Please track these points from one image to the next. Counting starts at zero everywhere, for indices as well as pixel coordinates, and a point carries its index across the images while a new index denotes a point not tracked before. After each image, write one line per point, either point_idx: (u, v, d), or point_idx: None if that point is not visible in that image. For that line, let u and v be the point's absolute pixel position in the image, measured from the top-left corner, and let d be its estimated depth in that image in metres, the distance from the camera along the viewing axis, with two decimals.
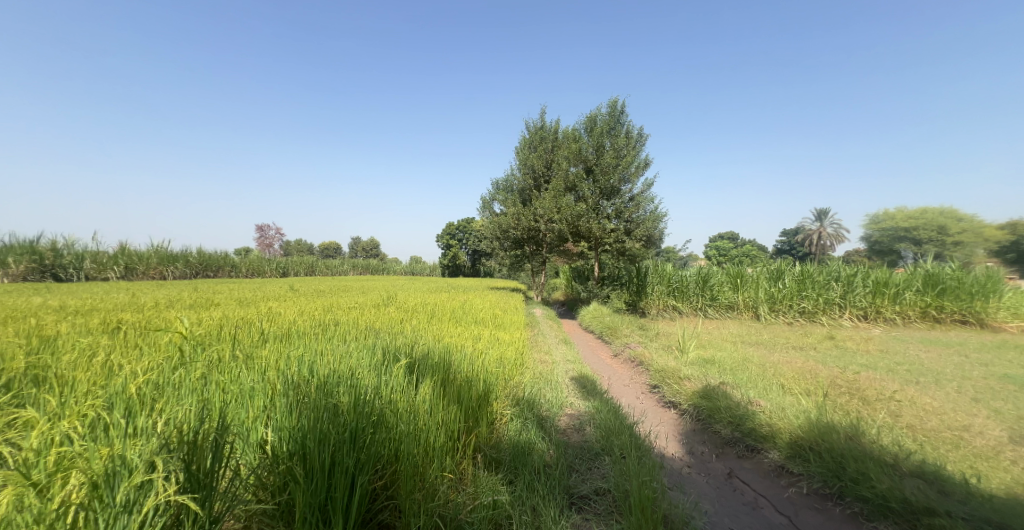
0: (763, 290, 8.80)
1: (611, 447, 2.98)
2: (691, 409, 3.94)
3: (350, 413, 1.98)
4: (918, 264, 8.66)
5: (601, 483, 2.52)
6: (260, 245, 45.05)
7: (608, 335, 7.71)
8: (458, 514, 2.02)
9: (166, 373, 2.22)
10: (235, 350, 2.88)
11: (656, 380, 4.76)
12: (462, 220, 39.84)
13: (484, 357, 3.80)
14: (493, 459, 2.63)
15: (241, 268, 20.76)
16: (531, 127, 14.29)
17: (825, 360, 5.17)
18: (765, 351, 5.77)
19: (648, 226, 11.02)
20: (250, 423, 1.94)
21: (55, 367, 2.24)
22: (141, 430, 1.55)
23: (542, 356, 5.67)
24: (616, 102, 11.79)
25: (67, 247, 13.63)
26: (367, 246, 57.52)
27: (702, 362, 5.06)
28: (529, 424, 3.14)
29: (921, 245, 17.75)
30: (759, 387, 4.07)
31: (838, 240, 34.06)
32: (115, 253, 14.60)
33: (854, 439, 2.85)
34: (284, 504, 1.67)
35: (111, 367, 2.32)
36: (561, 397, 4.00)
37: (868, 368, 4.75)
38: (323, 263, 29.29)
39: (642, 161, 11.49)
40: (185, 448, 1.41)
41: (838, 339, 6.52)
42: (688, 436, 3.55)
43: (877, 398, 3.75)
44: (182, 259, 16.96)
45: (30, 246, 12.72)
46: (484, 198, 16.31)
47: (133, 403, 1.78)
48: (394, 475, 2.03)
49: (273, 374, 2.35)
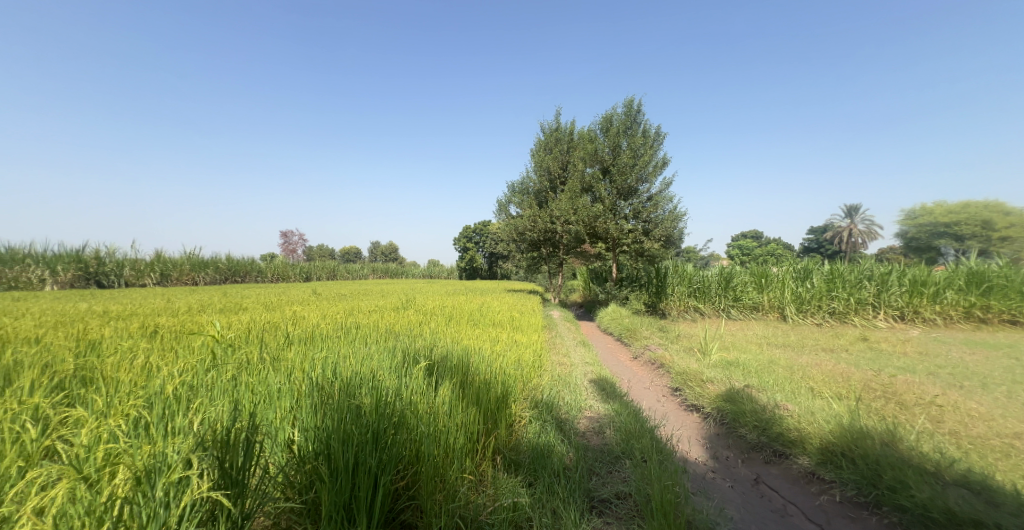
0: (789, 291, 8.50)
1: (632, 450, 2.94)
2: (714, 412, 3.86)
3: (372, 414, 2.02)
4: (960, 261, 8.19)
5: (621, 488, 2.49)
6: (285, 251, 46.67)
7: (627, 338, 7.60)
8: (479, 515, 2.04)
9: (200, 375, 2.31)
10: (263, 353, 2.98)
11: (678, 383, 4.68)
12: (479, 224, 40.30)
13: (502, 359, 3.81)
14: (512, 461, 2.64)
15: (267, 273, 21.41)
16: (547, 129, 14.35)
17: (858, 363, 4.96)
18: (792, 353, 5.58)
19: (668, 226, 10.84)
20: (278, 423, 1.99)
21: (101, 370, 2.36)
22: (179, 429, 1.62)
23: (560, 358, 5.64)
24: (633, 101, 11.70)
25: (109, 254, 14.38)
26: (388, 251, 58.46)
27: (725, 364, 4.94)
28: (548, 426, 3.14)
29: (963, 240, 16.73)
30: (787, 390, 3.95)
31: (869, 237, 32.50)
32: (151, 261, 15.28)
33: (891, 445, 2.73)
34: (310, 503, 1.72)
35: (151, 369, 2.43)
36: (580, 399, 3.97)
37: (906, 371, 4.53)
38: (345, 268, 30.01)
39: (660, 160, 11.32)
40: (218, 446, 1.47)
41: (871, 340, 6.23)
42: (712, 440, 3.46)
43: (915, 402, 3.58)
44: (213, 265, 17.64)
45: (76, 254, 13.44)
46: (500, 201, 16.38)
47: (171, 404, 1.87)
48: (415, 476, 2.06)
49: (299, 376, 2.43)
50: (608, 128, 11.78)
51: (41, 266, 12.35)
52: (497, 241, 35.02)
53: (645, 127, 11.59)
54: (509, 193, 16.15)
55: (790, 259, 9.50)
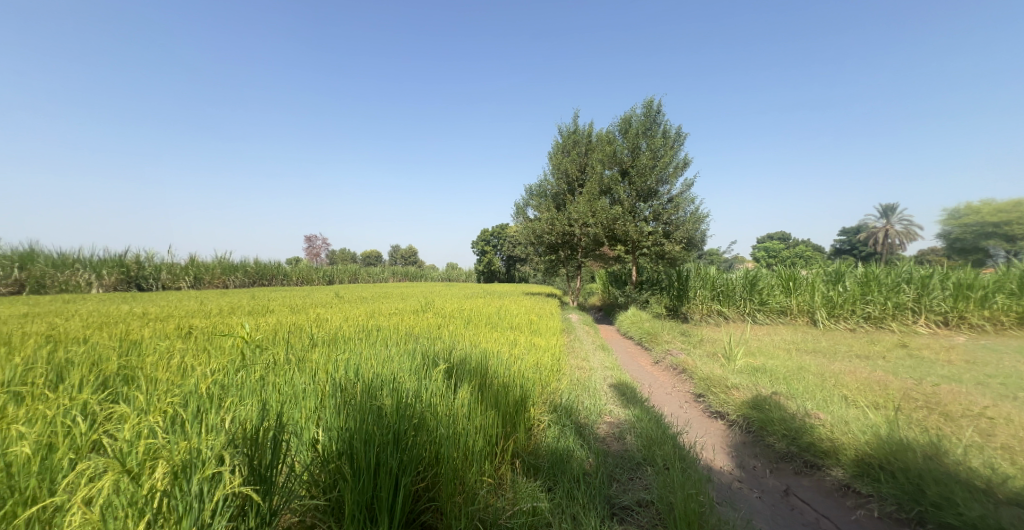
0: (820, 294, 8.16)
1: (653, 457, 2.88)
2: (740, 420, 3.74)
3: (393, 415, 2.04)
4: (1012, 263, 7.67)
5: (643, 495, 2.43)
6: (310, 254, 48.15)
7: (648, 342, 7.45)
8: (498, 519, 2.03)
9: (231, 376, 2.39)
10: (289, 354, 3.06)
11: (701, 389, 4.57)
12: (497, 227, 40.51)
13: (520, 363, 3.80)
14: (531, 465, 2.63)
15: (293, 276, 22.10)
16: (565, 132, 14.32)
17: (897, 370, 4.71)
18: (824, 359, 5.35)
19: (689, 228, 10.63)
20: (303, 423, 2.03)
21: (140, 368, 2.48)
22: (212, 427, 1.68)
23: (579, 362, 5.58)
24: (653, 101, 11.56)
25: (148, 258, 15.09)
26: (407, 253, 59.45)
27: (751, 370, 4.77)
28: (567, 431, 3.11)
29: (1016, 240, 15.52)
30: (819, 398, 3.79)
31: (908, 237, 30.74)
32: (186, 265, 16.02)
33: (935, 458, 2.58)
34: (335, 501, 1.76)
35: (185, 368, 2.53)
36: (600, 404, 3.91)
37: (951, 381, 4.27)
38: (366, 271, 30.65)
39: (681, 160, 11.13)
40: (249, 444, 1.52)
41: (911, 347, 5.90)
42: (738, 449, 3.34)
43: (962, 414, 3.38)
44: (242, 268, 18.40)
45: (119, 259, 14.16)
46: (518, 204, 16.41)
47: (204, 403, 1.94)
48: (435, 478, 2.07)
49: (323, 377, 2.48)
50: (627, 129, 11.67)
51: (89, 270, 13.00)
52: (515, 244, 35.06)
53: (665, 128, 11.44)
54: (526, 196, 16.16)
55: (821, 262, 9.13)
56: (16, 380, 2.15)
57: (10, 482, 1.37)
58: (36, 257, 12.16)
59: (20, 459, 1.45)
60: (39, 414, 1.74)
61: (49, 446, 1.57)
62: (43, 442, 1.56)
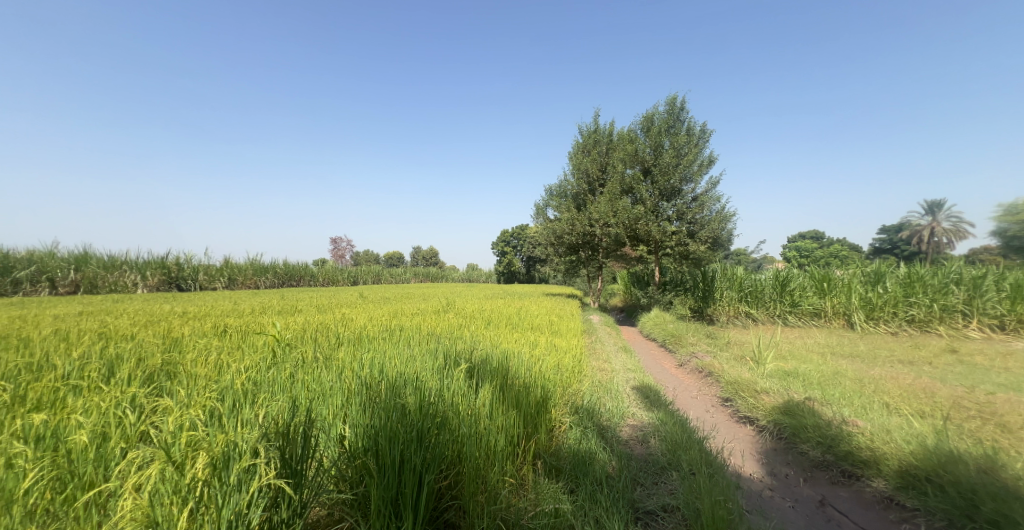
0: (857, 296, 7.73)
1: (678, 462, 2.81)
2: (770, 425, 3.60)
3: (416, 413, 2.07)
4: None
5: (669, 500, 2.37)
6: (336, 255, 49.67)
7: (672, 344, 7.29)
8: (520, 519, 2.02)
9: (262, 372, 2.47)
10: (317, 352, 3.16)
11: (728, 393, 4.43)
12: (517, 228, 40.54)
13: (541, 363, 3.77)
14: (553, 467, 2.60)
15: (319, 277, 22.79)
16: (585, 131, 14.19)
17: (946, 377, 4.42)
18: (863, 364, 5.08)
19: (715, 227, 10.34)
20: (331, 420, 2.08)
21: (181, 364, 2.60)
22: (247, 421, 1.74)
23: (600, 363, 5.53)
24: (676, 97, 11.31)
25: (187, 260, 15.86)
26: (428, 255, 60.42)
27: (782, 375, 4.58)
28: (589, 433, 3.07)
29: None
30: (857, 404, 3.61)
31: (959, 235, 28.55)
32: (221, 267, 16.79)
33: (990, 473, 2.41)
34: (360, 496, 1.79)
35: (222, 365, 2.64)
36: (622, 406, 3.85)
37: (1007, 390, 3.97)
38: (389, 272, 31.27)
39: (706, 158, 10.85)
40: (281, 438, 1.57)
41: (962, 353, 5.51)
42: (769, 455, 3.21)
43: (1021, 425, 3.13)
44: (271, 270, 19.14)
45: (162, 260, 14.94)
46: (538, 205, 16.37)
47: (240, 399, 2.01)
48: (458, 476, 2.07)
49: (349, 375, 2.54)
50: (649, 127, 11.45)
51: (135, 272, 13.78)
52: (535, 245, 34.98)
53: (689, 125, 11.18)
54: (546, 196, 16.10)
55: (858, 262, 8.65)
56: (73, 373, 2.30)
57: (71, 468, 1.46)
58: (89, 259, 12.97)
59: (79, 447, 1.55)
60: (94, 405, 1.85)
61: (103, 435, 1.66)
62: (97, 431, 1.65)
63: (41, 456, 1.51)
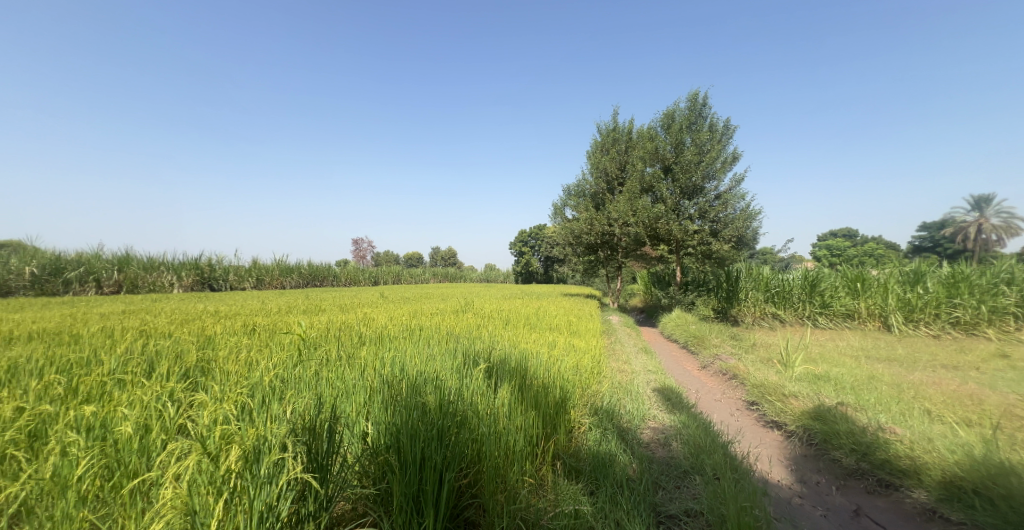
0: (894, 296, 7.35)
1: (702, 466, 2.73)
2: (799, 431, 3.46)
3: (436, 412, 2.08)
4: None
5: (692, 504, 2.30)
6: (358, 256, 50.85)
7: (695, 346, 7.11)
8: (540, 519, 2.00)
9: (289, 370, 2.53)
10: (341, 350, 3.22)
11: (754, 397, 4.29)
12: (535, 229, 40.45)
13: (560, 364, 3.74)
14: (573, 467, 2.57)
15: (342, 277, 23.32)
16: (604, 130, 14.02)
17: (995, 384, 4.14)
18: (901, 369, 4.83)
19: (739, 225, 10.05)
20: (354, 417, 2.11)
21: (215, 361, 2.70)
22: (276, 416, 1.78)
23: (620, 364, 5.45)
24: (698, 94, 11.05)
25: (218, 261, 16.50)
26: (447, 256, 61.06)
27: (813, 378, 4.40)
28: (609, 435, 3.02)
29: None
30: (895, 411, 3.43)
31: (1009, 232, 26.73)
32: (250, 267, 17.42)
33: None
34: (383, 492, 1.80)
35: (251, 362, 2.73)
36: (643, 408, 3.77)
37: None
38: (409, 272, 31.74)
39: (730, 154, 10.56)
40: (308, 434, 1.61)
41: (1014, 359, 5.15)
42: (799, 462, 3.08)
43: None
44: (297, 270, 19.71)
45: (196, 261, 15.60)
46: (556, 205, 16.27)
47: (268, 396, 2.06)
48: (478, 475, 2.06)
49: (371, 373, 2.57)
50: (670, 124, 11.22)
51: (171, 272, 14.42)
52: (553, 245, 34.84)
53: (712, 121, 10.90)
54: (565, 196, 15.98)
55: (896, 261, 8.25)
56: (119, 368, 2.42)
57: (118, 457, 1.53)
58: (131, 260, 13.66)
59: (124, 438, 1.62)
60: (137, 398, 1.94)
61: (146, 427, 1.74)
62: (141, 423, 1.73)
63: (91, 446, 1.58)
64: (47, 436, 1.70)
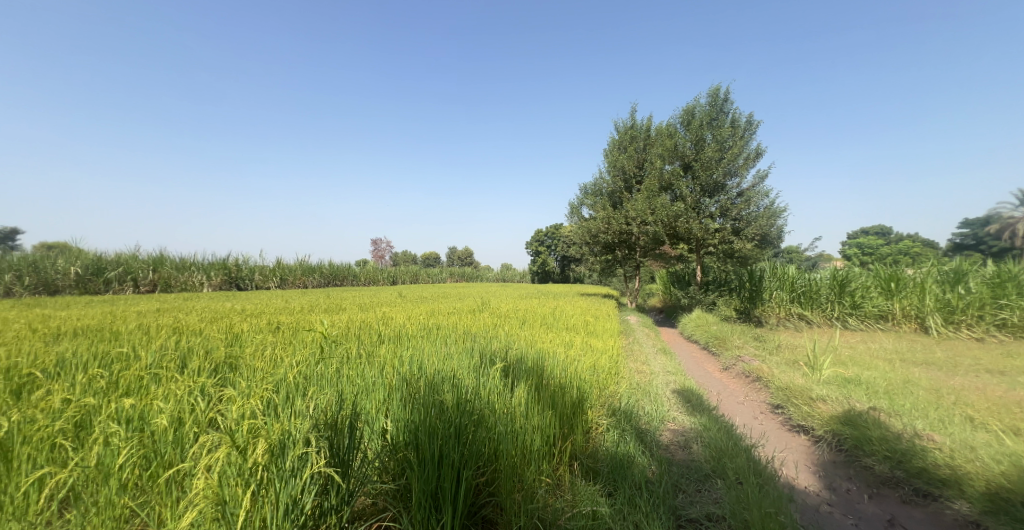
0: (931, 296, 7.00)
1: (724, 470, 2.65)
2: (828, 436, 3.32)
3: (454, 410, 2.07)
4: None
5: (714, 509, 2.23)
6: (377, 256, 51.77)
7: (716, 347, 6.93)
8: (558, 519, 1.97)
9: (312, 367, 2.58)
10: (360, 348, 3.26)
11: (779, 400, 4.14)
12: (552, 229, 40.23)
13: (576, 364, 3.69)
14: (590, 468, 2.53)
15: (361, 277, 23.76)
16: (622, 128, 13.82)
17: None
18: (940, 373, 4.57)
19: (763, 224, 9.76)
20: (374, 414, 2.13)
21: (242, 357, 2.77)
22: (301, 411, 1.81)
23: (639, 365, 5.35)
24: (719, 89, 10.76)
25: (245, 261, 17.04)
26: (463, 256, 61.44)
27: (842, 382, 4.22)
28: (627, 436, 2.96)
29: None
30: (934, 417, 3.25)
31: None
32: (274, 268, 17.94)
33: None
34: (402, 487, 1.81)
35: (275, 358, 2.79)
36: (662, 410, 3.69)
37: None
38: (427, 272, 32.10)
39: (753, 150, 10.25)
40: (330, 430, 1.63)
41: None
42: (827, 468, 2.95)
43: None
44: (318, 270, 20.19)
45: (224, 261, 16.17)
46: (573, 204, 16.13)
47: (292, 391, 2.10)
48: (495, 473, 2.05)
49: (389, 371, 2.59)
50: (690, 121, 10.98)
51: (202, 272, 14.98)
52: (570, 245, 34.58)
53: (734, 117, 10.60)
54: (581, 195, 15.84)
55: (934, 260, 7.85)
56: (155, 362, 2.51)
57: (154, 448, 1.59)
58: (165, 260, 14.26)
59: (160, 430, 1.68)
60: (172, 392, 2.01)
61: (179, 420, 1.79)
62: (174, 415, 1.79)
63: (130, 436, 1.64)
64: (90, 426, 1.77)
